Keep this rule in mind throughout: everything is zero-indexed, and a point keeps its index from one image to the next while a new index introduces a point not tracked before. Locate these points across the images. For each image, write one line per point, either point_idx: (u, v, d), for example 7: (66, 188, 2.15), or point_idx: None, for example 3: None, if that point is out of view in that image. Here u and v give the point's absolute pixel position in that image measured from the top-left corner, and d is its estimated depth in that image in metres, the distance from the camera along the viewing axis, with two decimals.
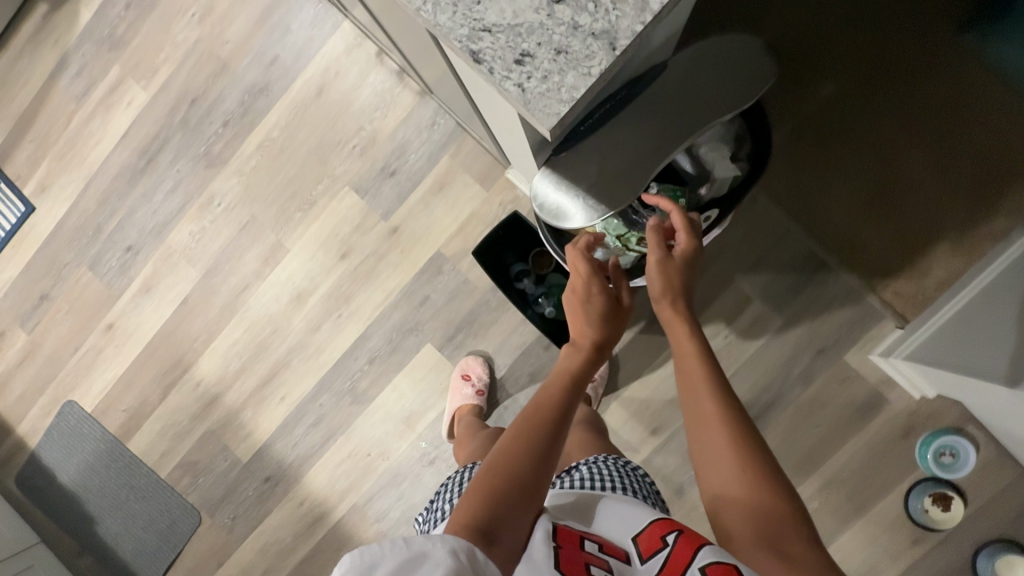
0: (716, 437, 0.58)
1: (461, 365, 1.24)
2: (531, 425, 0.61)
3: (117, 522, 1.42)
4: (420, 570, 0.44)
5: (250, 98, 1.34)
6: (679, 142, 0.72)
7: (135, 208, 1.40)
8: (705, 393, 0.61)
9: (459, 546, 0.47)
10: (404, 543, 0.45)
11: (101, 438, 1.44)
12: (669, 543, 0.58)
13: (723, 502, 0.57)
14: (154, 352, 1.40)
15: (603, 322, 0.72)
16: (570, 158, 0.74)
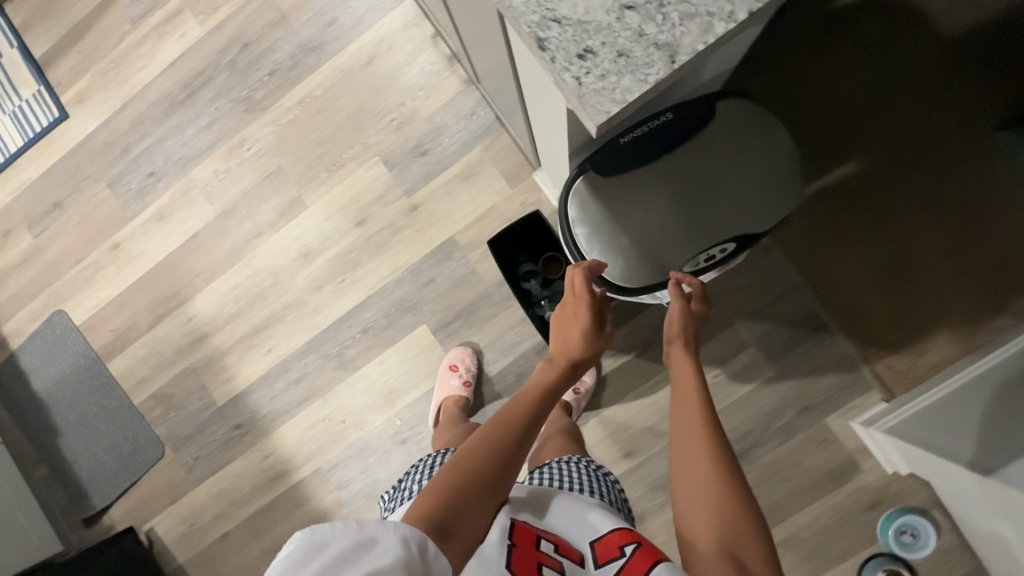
0: (694, 457, 0.59)
1: (450, 356, 1.24)
2: (504, 429, 0.62)
3: (81, 440, 1.42)
4: (368, 555, 0.44)
5: (301, 54, 1.36)
6: (705, 203, 0.74)
7: (166, 136, 1.41)
8: (693, 415, 0.63)
9: (412, 536, 0.47)
10: (355, 526, 0.45)
11: (84, 354, 1.43)
12: (627, 554, 0.58)
13: (690, 515, 0.56)
14: (154, 279, 1.41)
15: (592, 345, 0.72)
16: (605, 189, 0.73)
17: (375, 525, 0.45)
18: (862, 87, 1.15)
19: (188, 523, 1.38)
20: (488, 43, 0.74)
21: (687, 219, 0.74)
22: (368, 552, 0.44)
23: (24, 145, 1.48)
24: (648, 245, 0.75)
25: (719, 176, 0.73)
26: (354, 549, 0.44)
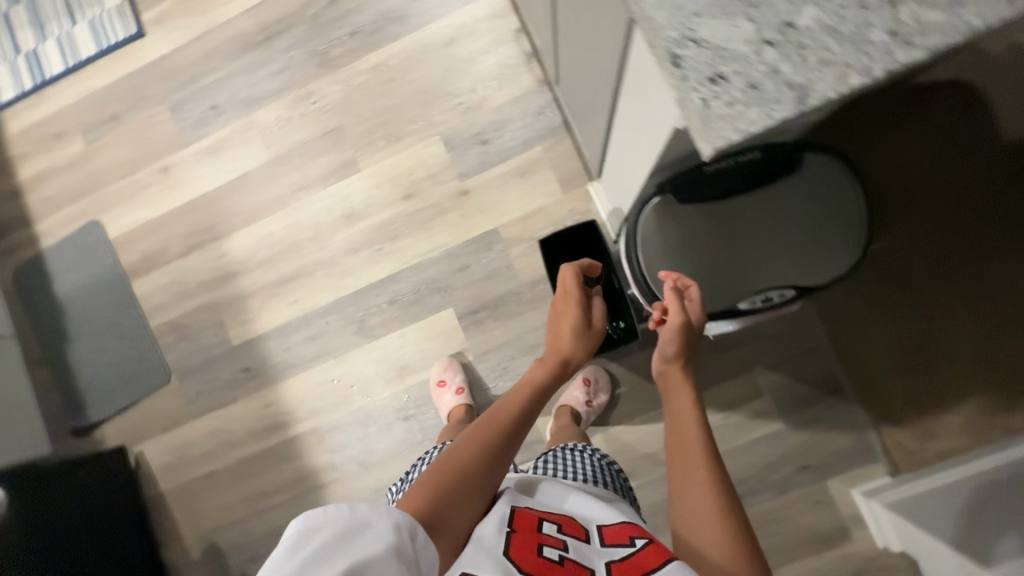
0: (694, 492, 0.60)
1: (438, 371, 1.25)
2: (496, 419, 0.71)
3: (89, 352, 1.42)
4: (359, 539, 0.45)
5: (384, 21, 1.38)
6: (771, 245, 0.73)
7: (235, 73, 1.42)
8: (689, 434, 0.64)
9: (402, 522, 0.49)
10: (348, 511, 0.47)
11: (109, 269, 1.44)
12: (636, 545, 0.60)
13: (694, 533, 0.57)
14: (194, 210, 1.42)
15: (579, 342, 0.85)
16: (677, 214, 0.73)
17: (368, 511, 0.47)
18: (929, 170, 1.16)
19: (177, 454, 1.38)
20: (588, 50, 0.75)
21: (750, 255, 0.73)
22: (363, 536, 0.46)
23: (94, 53, 1.49)
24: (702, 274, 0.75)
25: (790, 221, 0.73)
26: (348, 534, 0.45)
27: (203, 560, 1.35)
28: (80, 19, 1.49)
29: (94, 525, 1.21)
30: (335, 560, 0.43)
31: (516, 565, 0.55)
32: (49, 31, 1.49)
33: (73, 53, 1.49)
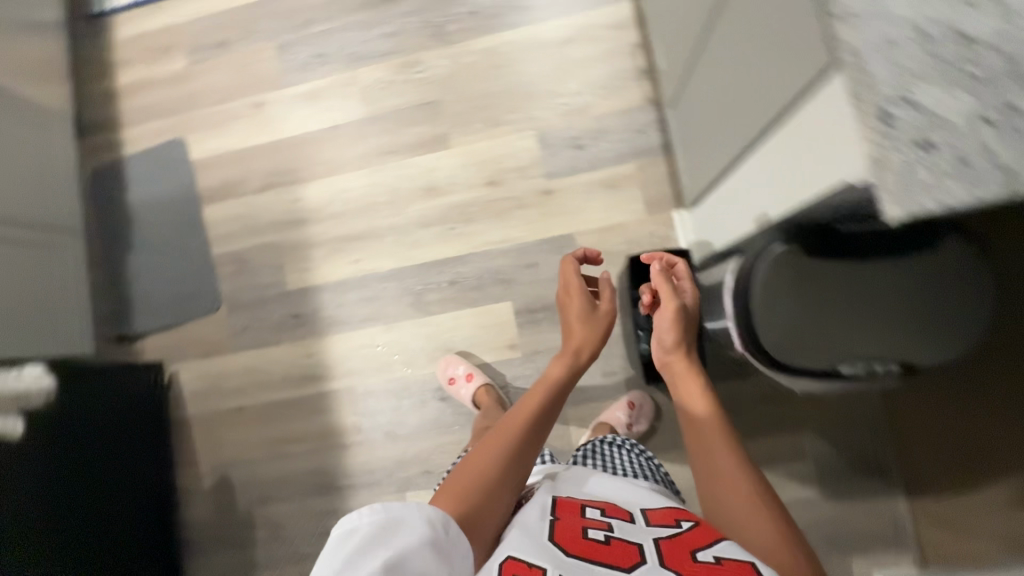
0: (716, 463, 0.71)
1: (444, 368, 1.27)
2: (507, 427, 0.75)
3: (147, 263, 1.45)
4: (396, 532, 0.55)
5: (506, 7, 1.38)
6: (888, 325, 0.69)
7: (348, 27, 1.43)
8: (706, 426, 0.75)
9: (434, 516, 0.58)
10: (383, 511, 0.57)
11: (185, 188, 1.46)
12: (681, 525, 0.66)
13: (727, 506, 0.67)
14: (279, 150, 1.43)
15: (594, 327, 0.92)
16: (801, 266, 0.69)
17: (403, 510, 0.57)
18: None
19: (211, 382, 1.40)
20: (743, 84, 0.74)
21: (869, 329, 0.69)
22: (399, 530, 0.55)
23: None
24: (814, 337, 0.70)
25: (913, 301, 0.69)
26: (387, 529, 0.56)
27: (212, 489, 1.37)
28: None
29: (123, 433, 1.22)
30: (378, 547, 0.54)
31: (563, 548, 0.61)
32: None
33: None
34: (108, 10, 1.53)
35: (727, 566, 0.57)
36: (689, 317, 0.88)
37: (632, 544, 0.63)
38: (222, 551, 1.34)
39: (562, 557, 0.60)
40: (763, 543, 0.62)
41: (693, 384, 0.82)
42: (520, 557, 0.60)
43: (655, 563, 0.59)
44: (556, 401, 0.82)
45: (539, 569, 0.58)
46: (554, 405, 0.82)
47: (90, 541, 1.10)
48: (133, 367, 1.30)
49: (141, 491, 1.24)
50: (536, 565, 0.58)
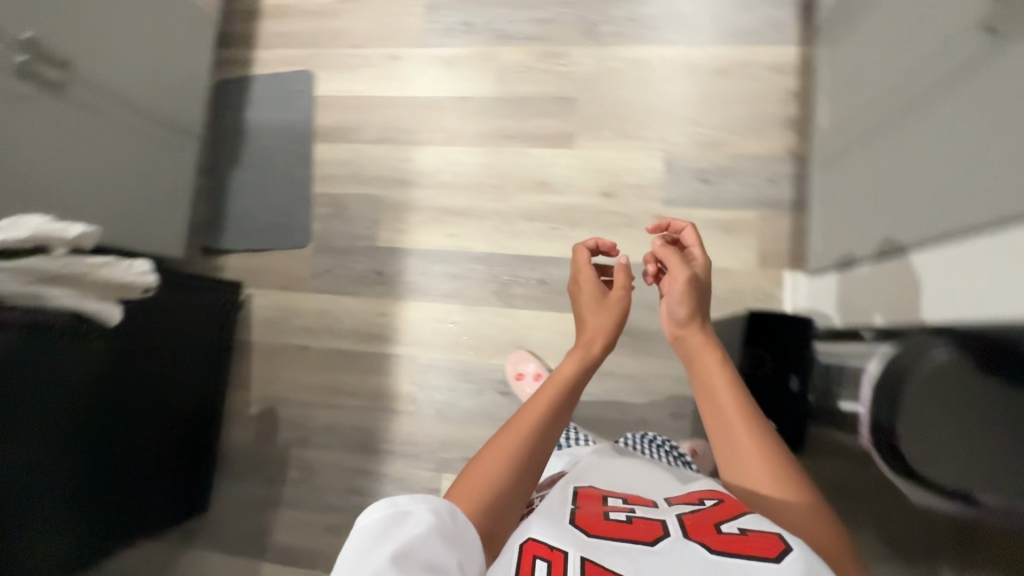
0: (740, 439, 0.66)
1: (512, 361, 1.26)
2: (512, 433, 0.69)
3: (250, 185, 1.46)
4: (403, 522, 0.55)
5: (666, 22, 1.33)
6: (988, 471, 0.62)
7: (502, 3, 1.40)
8: (730, 403, 0.69)
9: (440, 507, 0.58)
10: (389, 506, 0.56)
11: (301, 121, 1.47)
12: (707, 502, 0.63)
13: (757, 486, 0.64)
14: (402, 108, 1.42)
15: (606, 313, 0.87)
16: (942, 374, 0.65)
17: (408, 502, 0.56)
18: None
19: (280, 314, 1.41)
20: (953, 173, 0.67)
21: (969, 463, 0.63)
22: (406, 521, 0.55)
23: None
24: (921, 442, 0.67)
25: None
26: (395, 522, 0.55)
27: (258, 417, 1.39)
28: None
29: (185, 350, 1.23)
30: (385, 538, 0.54)
31: (584, 530, 0.59)
32: None
33: None
34: None
35: (756, 540, 0.54)
36: (703, 289, 0.81)
37: (655, 522, 0.60)
38: (254, 480, 1.36)
39: (584, 538, 0.57)
40: (804, 526, 0.59)
41: (711, 357, 0.75)
42: (541, 539, 0.57)
43: (679, 537, 0.57)
44: (568, 396, 0.76)
45: (560, 555, 0.55)
46: (566, 397, 0.75)
47: (142, 447, 1.14)
48: (211, 284, 1.30)
49: (191, 407, 1.27)
50: (557, 550, 0.56)
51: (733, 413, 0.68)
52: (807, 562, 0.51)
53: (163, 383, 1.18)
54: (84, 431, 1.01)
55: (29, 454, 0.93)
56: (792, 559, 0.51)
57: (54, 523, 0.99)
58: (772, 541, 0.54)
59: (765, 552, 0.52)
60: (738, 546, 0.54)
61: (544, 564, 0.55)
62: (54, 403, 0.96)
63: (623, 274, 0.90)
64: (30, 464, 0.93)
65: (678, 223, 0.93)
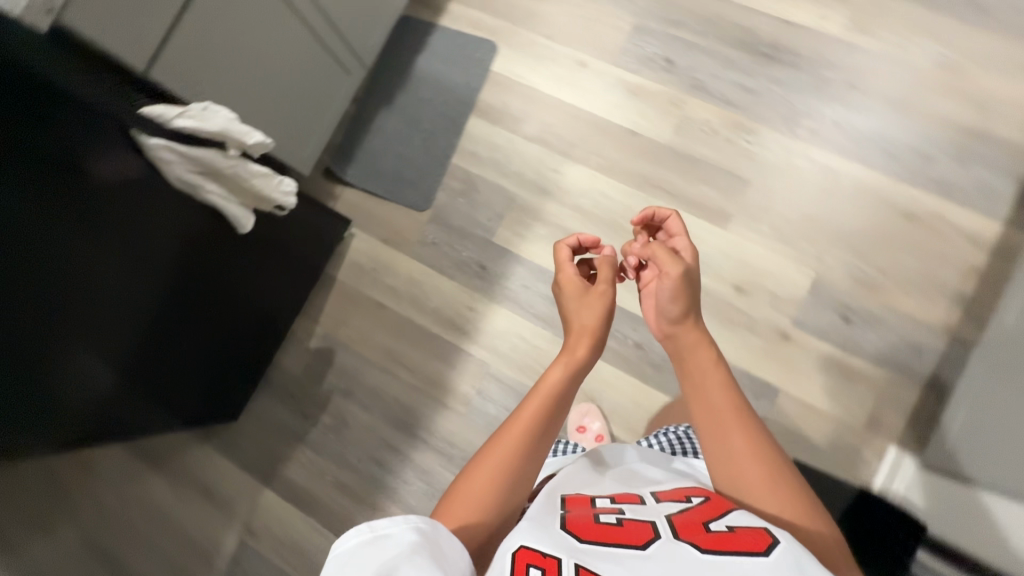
0: (733, 437, 0.64)
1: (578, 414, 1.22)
2: (496, 451, 0.65)
3: (394, 130, 1.43)
4: (383, 547, 0.48)
5: (875, 143, 1.23)
6: None
7: (712, 55, 1.32)
8: (722, 401, 0.67)
9: (422, 527, 0.51)
10: (368, 529, 0.50)
11: (467, 88, 1.42)
12: (694, 501, 0.61)
13: (750, 491, 0.61)
14: (571, 117, 1.36)
15: (594, 307, 0.78)
16: None
17: (387, 522, 0.50)
18: None
19: (372, 264, 1.39)
20: None
21: None
22: (386, 546, 0.49)
23: None
24: None
25: None
26: (375, 546, 0.49)
27: (314, 352, 1.37)
28: None
29: (278, 252, 1.24)
30: (361, 565, 0.47)
31: (575, 536, 0.54)
32: None
33: None
34: None
35: (742, 535, 0.52)
36: (693, 283, 0.76)
37: (646, 523, 0.57)
38: (286, 408, 1.36)
39: (574, 544, 0.53)
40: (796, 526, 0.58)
41: (704, 353, 0.72)
42: (533, 546, 0.52)
43: (669, 537, 0.54)
44: (559, 404, 0.71)
45: (555, 561, 0.50)
46: (565, 400, 0.72)
47: (186, 338, 1.09)
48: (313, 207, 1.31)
49: (248, 319, 1.25)
50: (550, 556, 0.51)
51: (725, 408, 0.67)
52: (794, 553, 0.49)
53: (232, 290, 1.16)
54: (152, 293, 0.97)
55: (105, 290, 0.88)
56: (781, 553, 0.49)
57: (98, 376, 0.93)
58: (760, 535, 0.52)
59: (751, 547, 0.50)
60: (726, 543, 0.51)
61: (538, 573, 0.50)
62: (144, 253, 0.93)
63: (606, 267, 0.83)
64: (104, 296, 0.88)
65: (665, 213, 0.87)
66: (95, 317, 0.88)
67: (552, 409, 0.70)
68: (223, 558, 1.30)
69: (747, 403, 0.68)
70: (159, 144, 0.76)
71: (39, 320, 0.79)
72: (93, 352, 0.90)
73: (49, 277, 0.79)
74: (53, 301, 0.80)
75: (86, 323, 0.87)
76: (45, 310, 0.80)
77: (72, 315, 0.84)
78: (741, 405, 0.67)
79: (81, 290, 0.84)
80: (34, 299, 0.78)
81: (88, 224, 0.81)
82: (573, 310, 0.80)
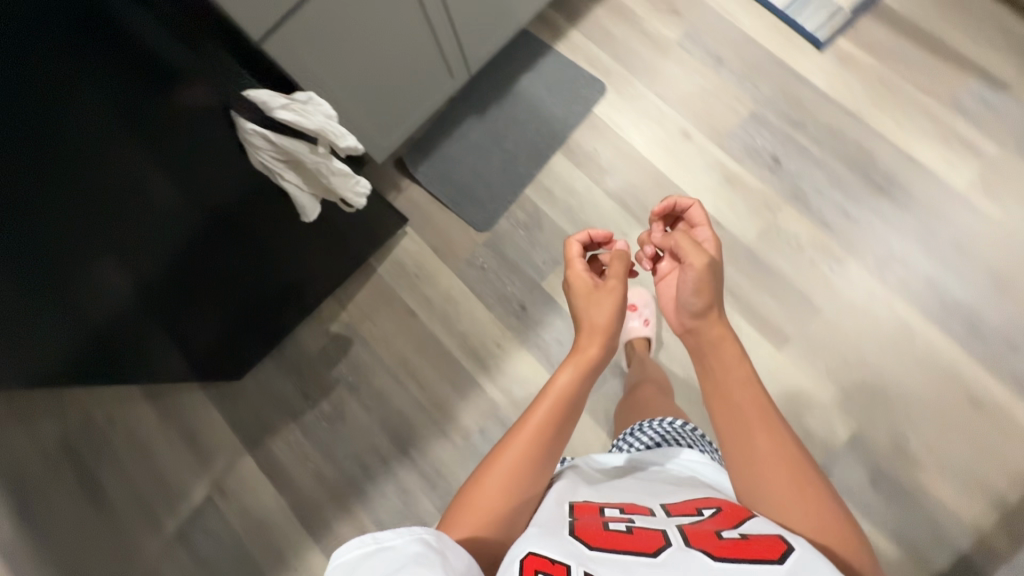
0: (755, 436, 0.60)
1: None
2: (498, 461, 0.62)
3: (478, 142, 1.39)
4: (387, 560, 0.44)
5: (963, 315, 1.15)
6: None
7: (822, 169, 1.25)
8: (745, 401, 0.63)
9: (428, 538, 0.47)
10: (370, 539, 0.45)
11: (563, 123, 1.37)
12: (706, 512, 0.56)
13: (772, 495, 0.57)
14: (658, 187, 1.30)
15: (608, 302, 0.73)
16: None
17: (392, 534, 0.45)
18: None
19: (415, 268, 1.35)
20: None
21: None
22: (389, 561, 0.44)
23: (777, 6, 1.33)
24: None
25: None
26: (379, 559, 0.44)
27: (332, 336, 1.35)
28: None
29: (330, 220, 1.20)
30: None
31: (585, 543, 0.49)
32: None
33: None
34: None
35: (754, 542, 0.47)
36: (716, 274, 0.73)
37: (656, 532, 0.52)
38: (290, 381, 1.34)
39: (584, 550, 0.48)
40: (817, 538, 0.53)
41: (729, 351, 0.68)
42: (542, 551, 0.47)
43: (680, 545, 0.49)
44: (569, 410, 0.66)
45: (564, 568, 0.46)
46: (573, 405, 0.67)
47: (213, 270, 1.05)
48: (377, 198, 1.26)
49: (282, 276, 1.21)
50: (560, 563, 0.46)
51: (746, 402, 0.63)
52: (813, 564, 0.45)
53: (262, 236, 1.10)
54: (184, 212, 0.92)
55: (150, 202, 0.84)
56: (795, 560, 0.45)
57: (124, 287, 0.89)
58: (772, 543, 0.48)
59: (766, 555, 0.46)
60: (739, 549, 0.47)
61: None
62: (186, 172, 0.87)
63: (619, 261, 0.78)
64: (134, 201, 0.82)
65: (685, 205, 0.84)
66: (123, 223, 0.83)
67: (559, 422, 0.65)
68: (188, 507, 1.31)
69: (772, 407, 0.64)
70: (255, 131, 0.76)
71: (63, 212, 0.74)
72: (116, 259, 0.85)
73: (80, 165, 0.73)
74: (81, 194, 0.75)
75: (114, 224, 0.81)
76: (70, 203, 0.74)
77: (99, 214, 0.78)
78: (765, 407, 0.63)
79: (113, 189, 0.78)
80: (63, 193, 0.72)
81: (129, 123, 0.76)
82: (581, 307, 0.75)
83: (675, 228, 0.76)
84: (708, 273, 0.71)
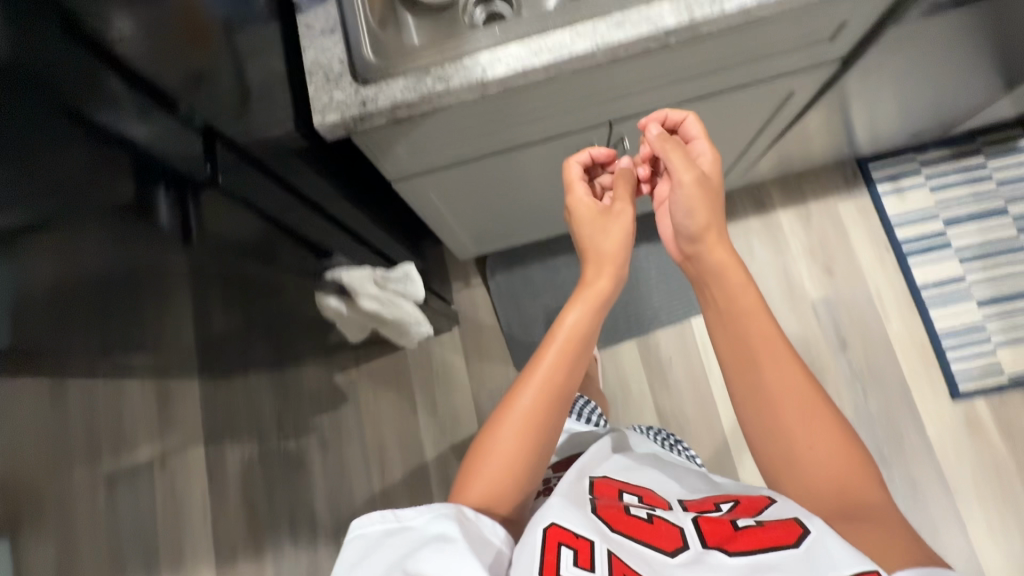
0: (765, 370, 0.53)
1: None
2: (508, 413, 0.56)
3: (564, 284, 1.30)
4: (407, 535, 0.45)
5: None
6: None
7: None
8: (753, 328, 0.55)
9: (448, 511, 0.47)
10: (393, 516, 0.47)
11: (655, 314, 1.26)
12: (723, 508, 0.50)
13: (789, 438, 0.51)
14: (707, 436, 1.20)
15: (614, 228, 0.62)
16: None
17: (413, 513, 0.46)
18: None
19: (440, 368, 1.29)
20: None
21: None
22: (408, 540, 0.45)
23: (935, 327, 1.18)
24: None
25: None
26: (401, 537, 0.45)
27: (333, 384, 1.31)
28: (982, 316, 1.17)
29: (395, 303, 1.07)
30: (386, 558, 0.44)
31: (608, 521, 0.47)
32: (972, 270, 1.19)
33: (939, 303, 1.19)
34: (872, 188, 1.25)
35: (770, 528, 0.43)
36: (715, 191, 0.59)
37: (675, 521, 0.47)
38: (274, 403, 1.32)
39: (605, 528, 0.46)
40: (822, 481, 0.49)
41: (734, 272, 0.57)
42: (566, 524, 0.45)
43: (696, 546, 0.43)
44: (575, 357, 0.57)
45: (589, 543, 0.44)
46: (582, 354, 0.58)
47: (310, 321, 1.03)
48: (441, 302, 1.19)
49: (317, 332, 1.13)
50: (584, 537, 0.44)
51: (763, 320, 0.55)
52: (826, 539, 0.40)
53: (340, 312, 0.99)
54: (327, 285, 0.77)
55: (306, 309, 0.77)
56: (810, 545, 0.40)
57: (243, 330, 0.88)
58: (786, 525, 0.43)
59: (778, 539, 0.41)
60: (755, 539, 0.42)
61: (569, 554, 0.43)
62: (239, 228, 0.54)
63: (625, 181, 0.64)
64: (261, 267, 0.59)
65: (678, 118, 0.62)
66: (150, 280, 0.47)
67: (566, 372, 0.57)
68: None
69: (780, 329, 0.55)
70: (336, 305, 0.75)
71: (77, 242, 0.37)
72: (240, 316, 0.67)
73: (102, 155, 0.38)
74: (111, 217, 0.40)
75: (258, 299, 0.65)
76: (89, 229, 0.38)
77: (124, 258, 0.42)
78: (776, 334, 0.54)
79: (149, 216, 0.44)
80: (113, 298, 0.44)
81: (155, 139, 0.43)
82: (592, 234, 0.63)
83: (665, 134, 0.59)
84: (702, 196, 0.57)
